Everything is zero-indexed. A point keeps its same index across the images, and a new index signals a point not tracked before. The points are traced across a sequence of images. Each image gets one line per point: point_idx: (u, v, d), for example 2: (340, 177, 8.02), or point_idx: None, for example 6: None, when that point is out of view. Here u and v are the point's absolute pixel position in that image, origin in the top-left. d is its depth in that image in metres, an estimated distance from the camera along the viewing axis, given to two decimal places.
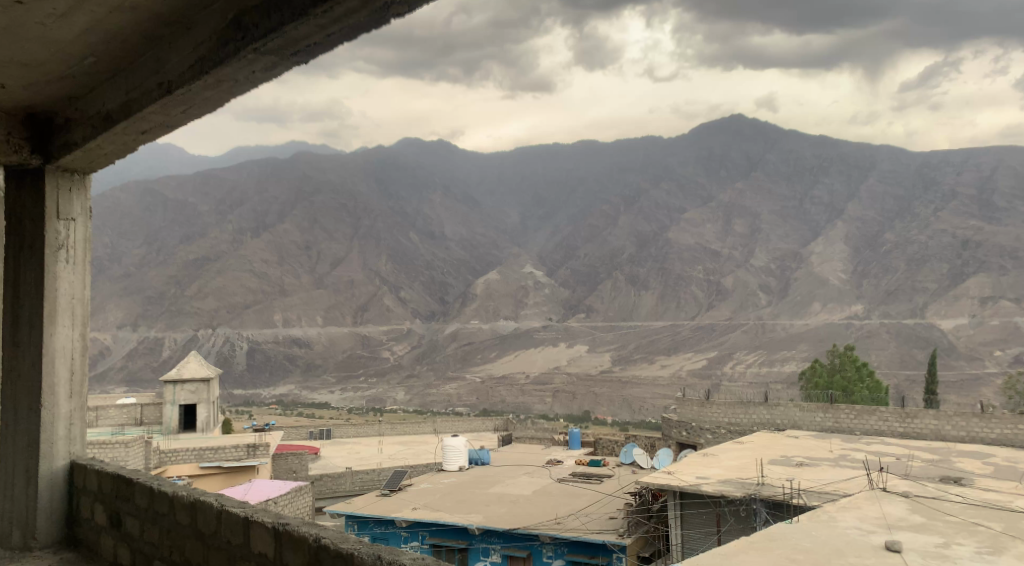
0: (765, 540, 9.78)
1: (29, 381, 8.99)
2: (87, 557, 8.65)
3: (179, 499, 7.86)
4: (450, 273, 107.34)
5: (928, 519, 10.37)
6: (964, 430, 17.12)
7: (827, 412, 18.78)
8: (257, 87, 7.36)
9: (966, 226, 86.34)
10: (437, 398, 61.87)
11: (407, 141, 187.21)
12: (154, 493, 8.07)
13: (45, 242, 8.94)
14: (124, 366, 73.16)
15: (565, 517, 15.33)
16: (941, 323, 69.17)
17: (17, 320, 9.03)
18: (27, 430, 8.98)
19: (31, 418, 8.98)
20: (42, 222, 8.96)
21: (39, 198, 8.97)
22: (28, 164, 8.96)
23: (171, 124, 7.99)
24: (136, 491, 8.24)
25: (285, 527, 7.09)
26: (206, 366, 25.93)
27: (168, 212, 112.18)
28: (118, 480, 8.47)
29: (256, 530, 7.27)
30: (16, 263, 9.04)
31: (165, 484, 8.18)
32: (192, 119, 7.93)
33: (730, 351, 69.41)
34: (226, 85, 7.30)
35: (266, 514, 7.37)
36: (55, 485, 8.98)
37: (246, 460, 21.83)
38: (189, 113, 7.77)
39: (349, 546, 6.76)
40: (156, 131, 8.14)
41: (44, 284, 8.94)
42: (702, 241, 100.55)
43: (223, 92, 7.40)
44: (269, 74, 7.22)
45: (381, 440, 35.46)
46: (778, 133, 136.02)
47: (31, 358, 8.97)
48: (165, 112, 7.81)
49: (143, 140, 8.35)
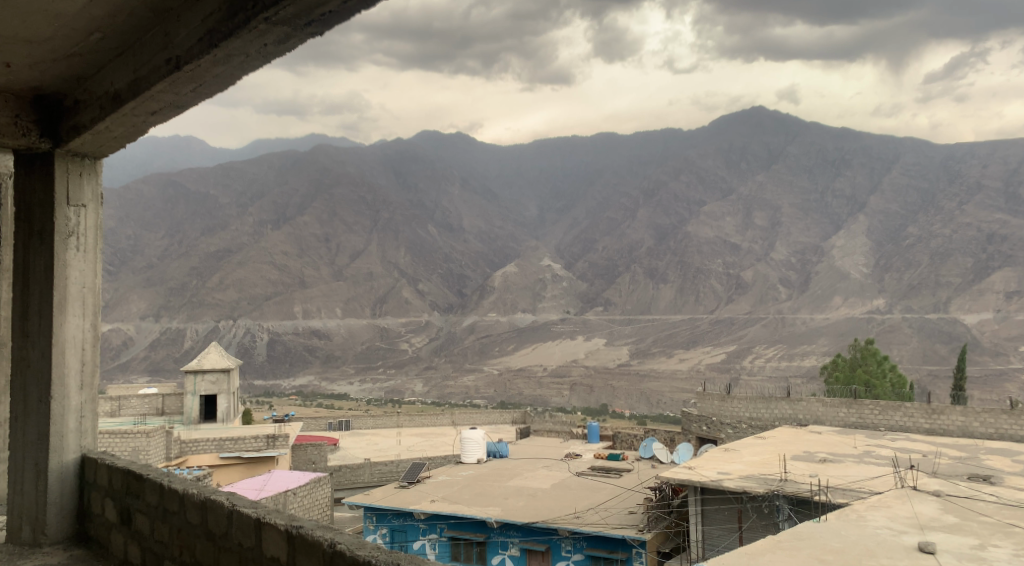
0: (793, 539, 9.49)
1: (39, 371, 8.78)
2: (98, 554, 8.44)
3: (190, 496, 7.67)
4: (467, 265, 107.47)
5: (962, 520, 10.08)
6: (992, 427, 16.76)
7: (850, 407, 18.42)
8: (269, 61, 7.13)
9: (991, 220, 85.45)
10: (455, 390, 61.89)
11: (424, 133, 187.35)
12: (164, 490, 7.88)
13: (54, 227, 8.73)
14: (147, 357, 73.49)
15: (584, 511, 15.09)
16: (965, 318, 68.56)
17: (27, 309, 8.82)
18: (35, 424, 8.80)
19: (41, 409, 8.77)
20: (51, 208, 8.74)
21: (48, 183, 8.77)
22: (37, 149, 8.79)
23: (182, 103, 7.79)
24: (147, 486, 8.05)
25: (299, 530, 6.88)
26: (226, 356, 25.66)
27: (189, 205, 112.53)
28: (128, 476, 8.28)
29: (269, 532, 7.06)
30: (25, 251, 8.84)
31: (177, 480, 7.99)
32: (204, 98, 7.72)
33: (749, 345, 68.94)
34: (237, 58, 7.08)
35: (279, 515, 7.14)
36: (66, 480, 8.79)
37: (266, 450, 21.64)
38: (199, 90, 7.56)
39: (365, 554, 6.54)
40: (166, 111, 7.94)
41: (54, 272, 8.71)
42: (722, 233, 100.06)
43: (234, 67, 7.20)
44: (280, 49, 7.00)
45: (400, 431, 35.42)
46: (800, 125, 135.01)
47: (40, 349, 8.77)
48: (174, 90, 7.60)
49: (151, 120, 8.14)
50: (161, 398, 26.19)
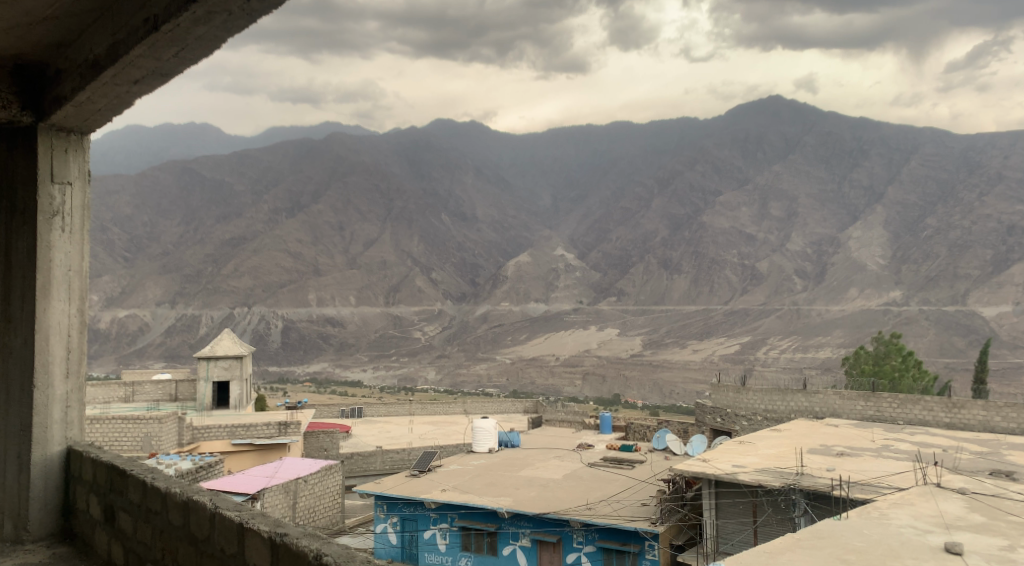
0: (814, 537, 9.14)
1: (22, 358, 8.21)
2: (81, 554, 7.91)
3: (173, 496, 7.11)
4: (480, 255, 107.32)
5: (989, 519, 9.75)
6: (1015, 421, 16.29)
7: (868, 400, 18.04)
8: (255, 20, 6.63)
9: (1011, 212, 84.59)
10: (468, 379, 61.70)
11: (439, 123, 187.32)
12: (148, 489, 7.35)
13: (37, 207, 8.14)
14: (162, 343, 73.80)
15: (596, 502, 14.75)
16: (983, 311, 67.93)
17: (8, 296, 8.27)
18: (18, 414, 8.23)
19: (22, 401, 8.21)
20: (33, 186, 8.14)
21: (31, 159, 8.15)
22: (19, 123, 8.14)
23: (168, 70, 7.17)
24: (130, 483, 7.53)
25: (283, 538, 6.26)
26: (239, 343, 25.39)
27: (205, 193, 112.62)
28: (112, 471, 7.74)
29: (253, 539, 6.45)
30: (7, 234, 8.27)
31: (160, 478, 7.46)
32: (188, 64, 7.12)
33: (764, 336, 68.46)
34: (219, 16, 6.54)
35: (264, 520, 6.54)
36: (50, 474, 8.24)
37: (278, 438, 21.26)
38: (183, 55, 6.98)
39: None
40: (149, 80, 7.32)
41: (38, 255, 8.13)
42: (737, 224, 99.54)
43: (216, 27, 6.65)
44: (267, 3, 6.49)
45: (412, 419, 35.17)
46: (817, 116, 134.18)
47: (22, 337, 8.20)
48: (156, 55, 6.98)
49: (135, 90, 7.51)
50: (175, 384, 25.96)
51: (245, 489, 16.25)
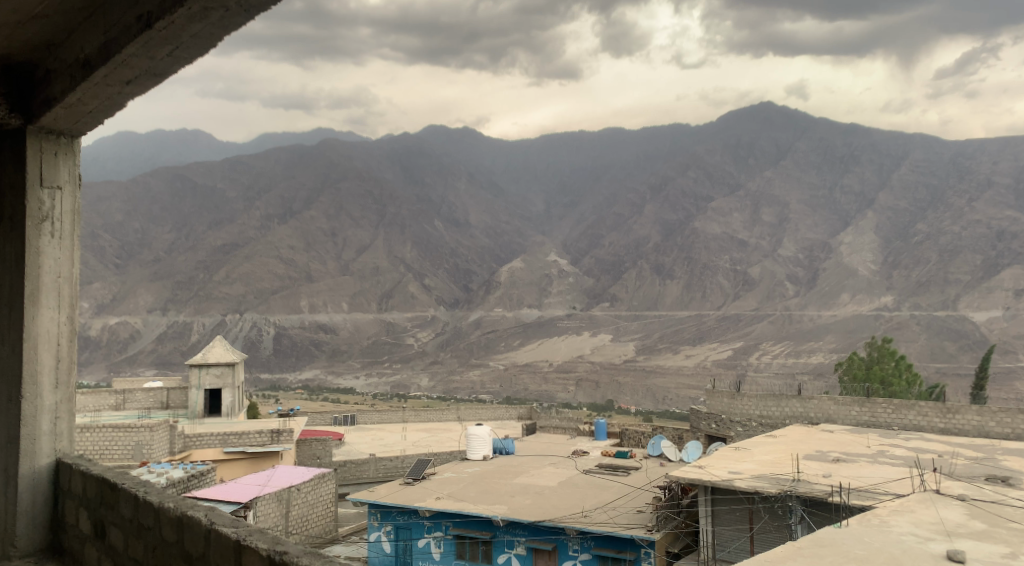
0: (814, 545, 9.09)
1: (11, 368, 8.13)
2: None
3: (166, 511, 7.03)
4: (473, 260, 107.20)
5: (990, 525, 9.72)
6: (1009, 427, 16.31)
7: (863, 405, 18.00)
8: (251, 18, 6.59)
9: (1001, 218, 84.80)
10: (461, 385, 61.61)
11: (431, 129, 187.27)
12: (140, 503, 7.26)
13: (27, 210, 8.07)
14: (154, 350, 73.55)
15: (592, 510, 14.67)
16: (974, 316, 68.06)
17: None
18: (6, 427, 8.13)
19: (12, 414, 8.11)
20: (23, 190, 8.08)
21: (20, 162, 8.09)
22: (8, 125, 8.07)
23: (162, 70, 7.10)
24: (121, 498, 7.44)
25: (281, 556, 6.19)
26: (232, 350, 25.27)
27: (197, 199, 112.42)
28: (104, 485, 7.65)
29: (249, 555, 6.38)
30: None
31: (152, 491, 7.37)
32: (183, 64, 7.05)
33: (757, 342, 68.52)
34: (216, 13, 6.51)
35: (261, 536, 6.46)
36: (39, 487, 8.14)
37: (270, 446, 21.02)
38: (178, 54, 6.91)
39: None
40: (142, 80, 7.25)
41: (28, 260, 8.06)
42: (729, 230, 99.60)
43: (213, 24, 6.61)
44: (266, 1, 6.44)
45: (405, 426, 35.07)
46: (808, 122, 134.43)
47: (11, 344, 8.13)
48: (149, 54, 6.91)
49: (127, 91, 7.44)
50: (167, 392, 26.00)
51: (237, 497, 16.14)
